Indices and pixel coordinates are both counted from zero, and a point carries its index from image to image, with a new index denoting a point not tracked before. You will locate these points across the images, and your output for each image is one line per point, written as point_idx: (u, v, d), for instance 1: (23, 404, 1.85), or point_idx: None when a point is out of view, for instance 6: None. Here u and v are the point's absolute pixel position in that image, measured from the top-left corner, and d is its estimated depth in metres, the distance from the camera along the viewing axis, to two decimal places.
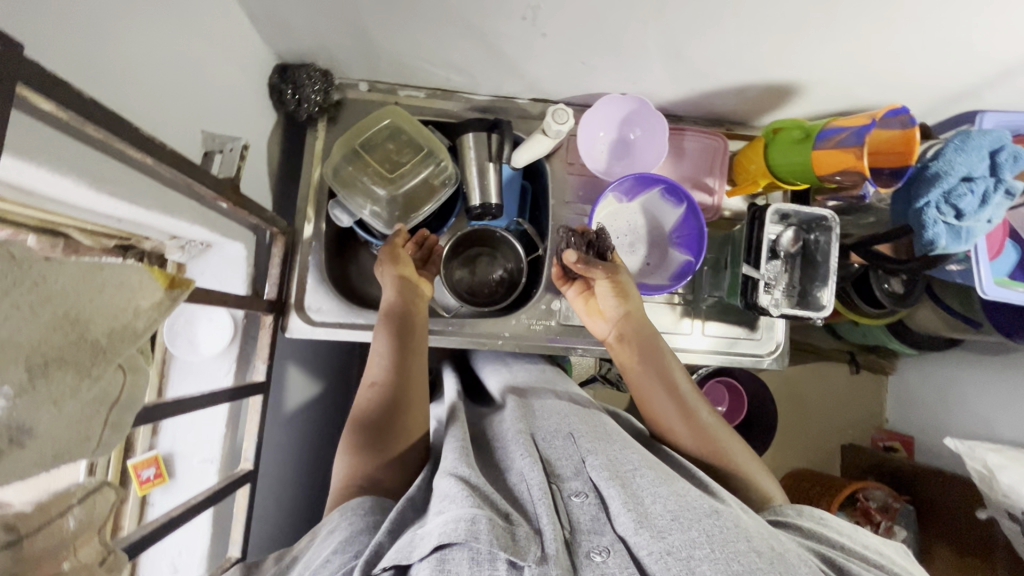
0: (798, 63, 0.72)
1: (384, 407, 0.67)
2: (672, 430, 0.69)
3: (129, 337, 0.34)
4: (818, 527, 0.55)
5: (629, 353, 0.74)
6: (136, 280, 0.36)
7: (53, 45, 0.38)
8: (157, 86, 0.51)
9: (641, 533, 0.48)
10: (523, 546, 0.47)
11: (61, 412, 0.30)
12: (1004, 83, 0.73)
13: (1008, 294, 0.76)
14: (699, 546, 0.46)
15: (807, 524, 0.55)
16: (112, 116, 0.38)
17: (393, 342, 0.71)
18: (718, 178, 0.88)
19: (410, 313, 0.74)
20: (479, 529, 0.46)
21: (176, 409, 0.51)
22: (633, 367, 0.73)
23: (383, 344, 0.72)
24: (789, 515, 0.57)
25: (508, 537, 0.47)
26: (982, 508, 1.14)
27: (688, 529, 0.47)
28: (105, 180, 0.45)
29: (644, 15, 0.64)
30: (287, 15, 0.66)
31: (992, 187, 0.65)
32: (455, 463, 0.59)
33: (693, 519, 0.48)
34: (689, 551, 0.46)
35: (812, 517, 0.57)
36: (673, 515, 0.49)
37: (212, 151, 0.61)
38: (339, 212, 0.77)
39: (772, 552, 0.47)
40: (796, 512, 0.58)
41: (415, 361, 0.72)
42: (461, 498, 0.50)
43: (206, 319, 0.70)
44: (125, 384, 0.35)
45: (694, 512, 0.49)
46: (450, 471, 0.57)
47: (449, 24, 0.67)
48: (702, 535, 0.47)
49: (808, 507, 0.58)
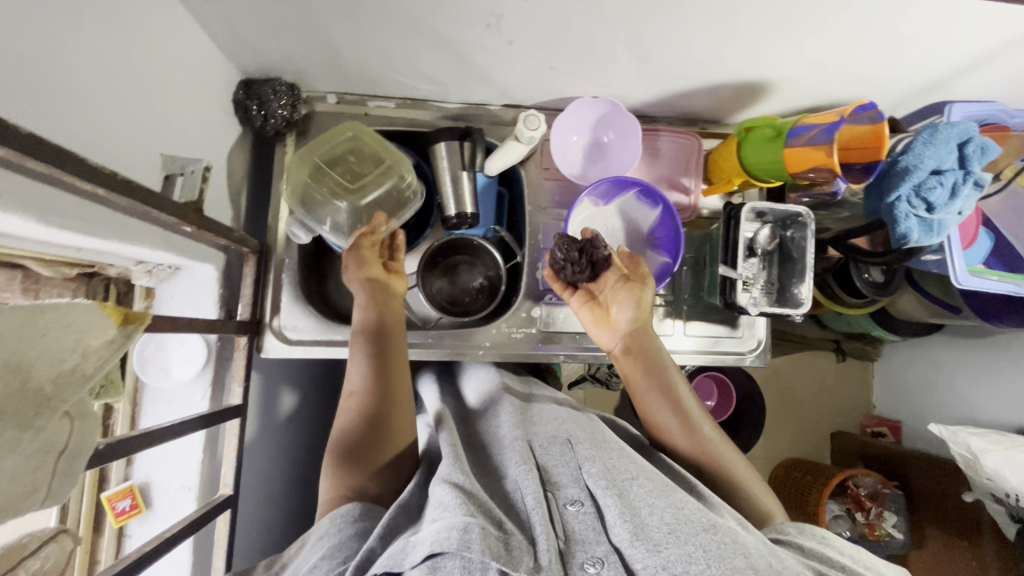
0: (767, 61, 0.72)
1: (368, 424, 0.65)
2: (671, 438, 0.70)
3: (77, 380, 0.33)
4: (819, 546, 0.55)
5: (632, 361, 0.74)
6: (84, 319, 0.34)
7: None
8: (111, 112, 0.50)
9: (637, 546, 0.48)
10: (516, 556, 0.47)
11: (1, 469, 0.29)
12: (972, 74, 0.73)
13: (981, 283, 0.77)
14: (696, 561, 0.46)
15: (808, 542, 0.56)
16: (56, 150, 0.37)
17: (372, 357, 0.69)
18: (694, 178, 0.87)
19: (390, 327, 0.72)
20: (471, 538, 0.46)
21: (146, 444, 0.50)
22: (635, 374, 0.74)
23: (362, 360, 0.69)
24: (791, 533, 0.57)
25: (500, 546, 0.47)
26: (967, 490, 1.14)
27: (684, 544, 0.47)
28: (55, 213, 0.43)
29: (609, 19, 0.63)
30: (248, 31, 0.65)
31: (960, 179, 0.66)
32: (449, 469, 0.58)
33: (689, 533, 0.48)
34: (685, 566, 0.46)
35: (814, 537, 0.57)
36: (670, 528, 0.49)
37: (174, 175, 0.59)
38: (298, 229, 0.75)
39: (769, 568, 0.47)
40: (797, 530, 0.58)
41: (398, 372, 0.70)
42: (454, 505, 0.50)
43: (178, 343, 0.68)
44: (73, 432, 0.33)
45: (692, 525, 0.49)
46: (444, 477, 0.57)
47: (414, 35, 0.66)
48: (699, 550, 0.47)
49: (809, 526, 0.59)
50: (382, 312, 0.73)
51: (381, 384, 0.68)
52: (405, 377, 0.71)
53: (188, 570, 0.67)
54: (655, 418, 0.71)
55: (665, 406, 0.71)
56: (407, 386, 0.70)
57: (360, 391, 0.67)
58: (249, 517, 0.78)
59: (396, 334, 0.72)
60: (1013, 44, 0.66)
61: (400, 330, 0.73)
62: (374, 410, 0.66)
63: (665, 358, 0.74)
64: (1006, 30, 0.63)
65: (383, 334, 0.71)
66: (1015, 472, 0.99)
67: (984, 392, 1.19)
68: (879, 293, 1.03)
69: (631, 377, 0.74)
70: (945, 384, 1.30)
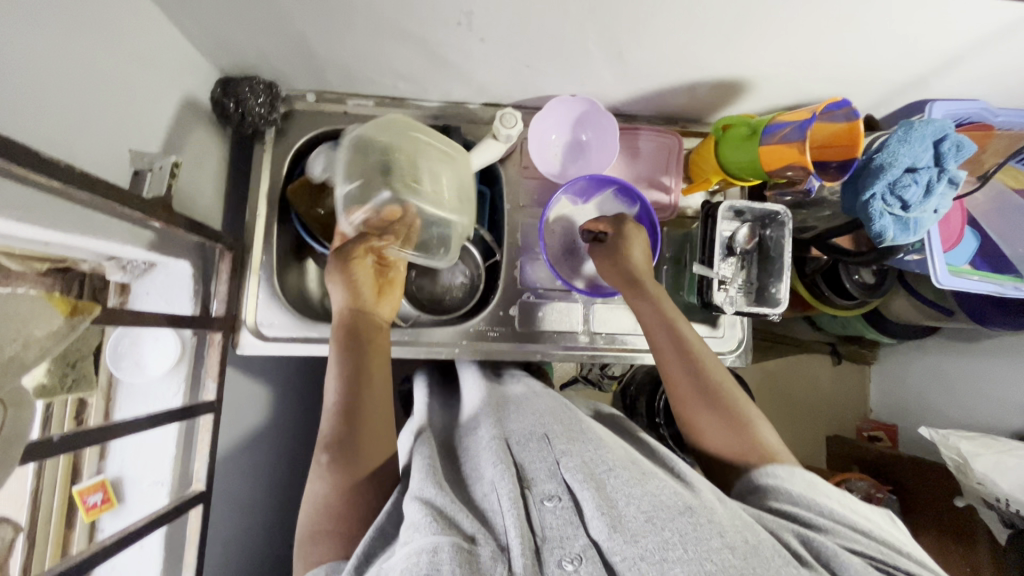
0: (742, 59, 0.71)
1: (342, 433, 0.65)
2: (689, 405, 0.69)
3: (15, 369, 0.34)
4: (807, 492, 0.57)
5: (653, 326, 0.73)
6: (25, 310, 0.35)
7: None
8: (77, 108, 0.50)
9: (614, 538, 0.47)
10: (487, 567, 0.47)
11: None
12: (950, 72, 0.73)
13: (963, 283, 0.76)
14: (673, 546, 0.46)
15: (796, 488, 0.57)
16: (5, 142, 0.37)
17: (339, 377, 0.69)
18: (675, 177, 0.87)
19: (361, 343, 0.71)
20: (439, 559, 0.46)
21: (107, 436, 0.50)
22: (657, 339, 0.72)
23: (331, 383, 0.69)
24: (780, 479, 0.59)
25: (470, 559, 0.47)
26: (959, 496, 1.12)
27: (661, 530, 0.47)
28: (10, 205, 0.44)
29: (578, 17, 0.63)
30: (221, 28, 0.65)
31: (935, 177, 0.65)
32: (422, 484, 0.58)
33: (666, 519, 0.48)
34: (662, 553, 0.45)
35: (802, 481, 0.59)
36: (647, 517, 0.49)
37: (142, 171, 0.58)
38: (319, 154, 0.80)
39: (747, 545, 0.47)
40: (787, 474, 0.60)
41: (369, 388, 0.69)
42: (425, 525, 0.50)
43: (151, 339, 0.69)
44: (8, 418, 0.33)
45: (669, 511, 0.49)
46: (416, 493, 0.56)
47: (386, 32, 0.66)
48: (675, 535, 0.47)
49: (801, 470, 0.60)
50: (353, 329, 0.72)
51: (348, 407, 0.67)
52: (377, 392, 0.69)
53: (159, 565, 0.67)
54: (676, 382, 0.70)
55: (687, 369, 0.70)
56: (381, 399, 0.69)
57: (331, 417, 0.66)
58: (226, 513, 0.78)
59: (370, 346, 0.71)
60: (988, 41, 0.65)
61: (376, 342, 0.73)
62: (340, 437, 0.65)
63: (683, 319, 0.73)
64: (980, 27, 0.62)
65: (353, 350, 0.71)
66: (1006, 476, 0.97)
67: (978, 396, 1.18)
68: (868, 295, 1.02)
69: (654, 342, 0.73)
70: (938, 388, 1.29)
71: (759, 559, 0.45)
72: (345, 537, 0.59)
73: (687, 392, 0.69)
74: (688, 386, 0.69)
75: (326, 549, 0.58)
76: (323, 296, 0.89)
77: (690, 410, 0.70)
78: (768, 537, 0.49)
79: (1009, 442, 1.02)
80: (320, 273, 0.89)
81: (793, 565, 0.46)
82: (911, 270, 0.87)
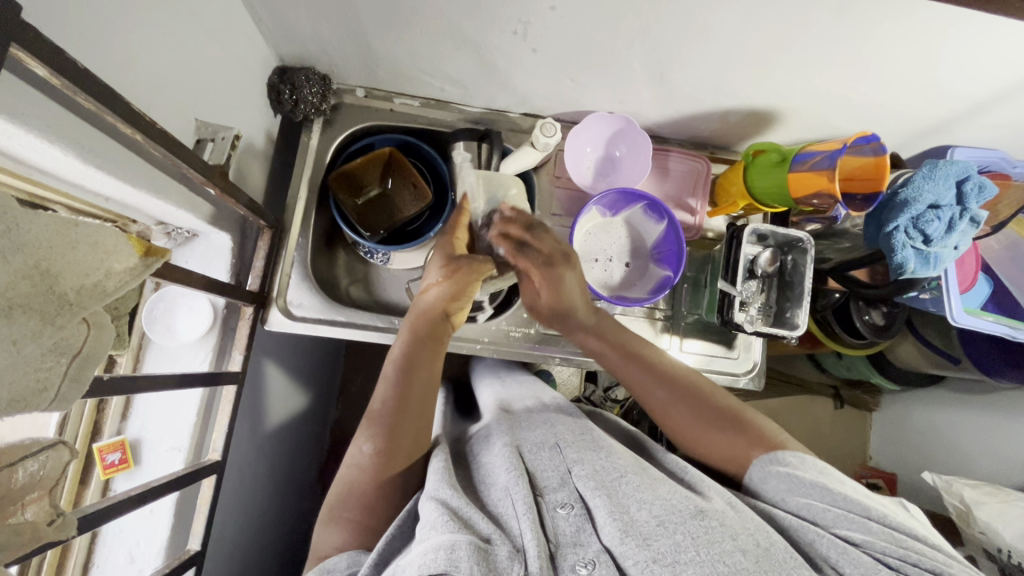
0: (777, 92, 0.75)
1: (392, 411, 0.66)
2: (684, 424, 0.67)
3: (98, 294, 0.37)
4: (819, 481, 0.55)
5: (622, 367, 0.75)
6: (110, 242, 0.38)
7: (45, 14, 0.39)
8: (155, 74, 0.53)
9: (626, 543, 0.47)
10: (504, 567, 0.46)
11: (18, 353, 0.32)
12: (972, 119, 0.76)
13: (977, 323, 0.78)
14: (685, 549, 0.46)
15: (806, 476, 0.56)
16: (104, 88, 0.40)
17: (400, 370, 0.69)
18: (701, 199, 0.91)
19: (432, 345, 0.73)
20: (458, 556, 0.45)
21: (138, 387, 0.51)
22: (634, 380, 0.73)
23: (392, 372, 0.69)
24: (793, 465, 0.58)
25: (488, 559, 0.46)
26: (960, 546, 1.06)
27: (673, 534, 0.47)
28: (92, 152, 0.46)
29: (629, 36, 0.66)
30: (289, 17, 0.69)
31: (957, 215, 0.69)
32: (438, 486, 0.57)
33: (677, 523, 0.49)
34: (675, 556, 0.45)
35: (816, 468, 0.57)
36: (658, 519, 0.49)
37: (205, 140, 0.62)
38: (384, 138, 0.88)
39: (759, 548, 0.47)
40: (798, 460, 0.58)
41: (428, 389, 0.70)
42: (442, 524, 0.49)
43: (186, 306, 0.70)
44: (88, 338, 0.37)
45: (680, 514, 0.49)
46: (432, 494, 0.56)
47: (444, 35, 0.70)
48: (687, 538, 0.47)
49: (811, 457, 0.59)
50: (429, 328, 0.73)
51: (401, 400, 0.67)
52: (430, 394, 0.70)
53: (168, 531, 0.66)
54: (653, 399, 0.71)
55: (678, 401, 0.69)
56: (430, 399, 0.70)
57: (383, 411, 0.66)
58: (232, 493, 0.77)
59: (436, 349, 0.73)
60: (1014, 91, 0.68)
61: (444, 348, 0.75)
62: (386, 433, 0.65)
63: (647, 349, 0.75)
64: (1007, 77, 0.66)
65: (422, 346, 0.72)
66: (1008, 526, 0.94)
67: (981, 447, 1.15)
68: (878, 335, 0.98)
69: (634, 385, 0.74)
70: (937, 437, 1.27)
71: (770, 562, 0.46)
72: (365, 530, 0.60)
73: (679, 417, 0.68)
74: (676, 411, 0.69)
75: (347, 537, 0.60)
76: (349, 285, 0.91)
77: (693, 441, 0.67)
78: (781, 540, 0.49)
79: (1013, 492, 0.98)
80: (348, 262, 0.92)
81: (807, 568, 0.47)
82: (925, 309, 0.90)
